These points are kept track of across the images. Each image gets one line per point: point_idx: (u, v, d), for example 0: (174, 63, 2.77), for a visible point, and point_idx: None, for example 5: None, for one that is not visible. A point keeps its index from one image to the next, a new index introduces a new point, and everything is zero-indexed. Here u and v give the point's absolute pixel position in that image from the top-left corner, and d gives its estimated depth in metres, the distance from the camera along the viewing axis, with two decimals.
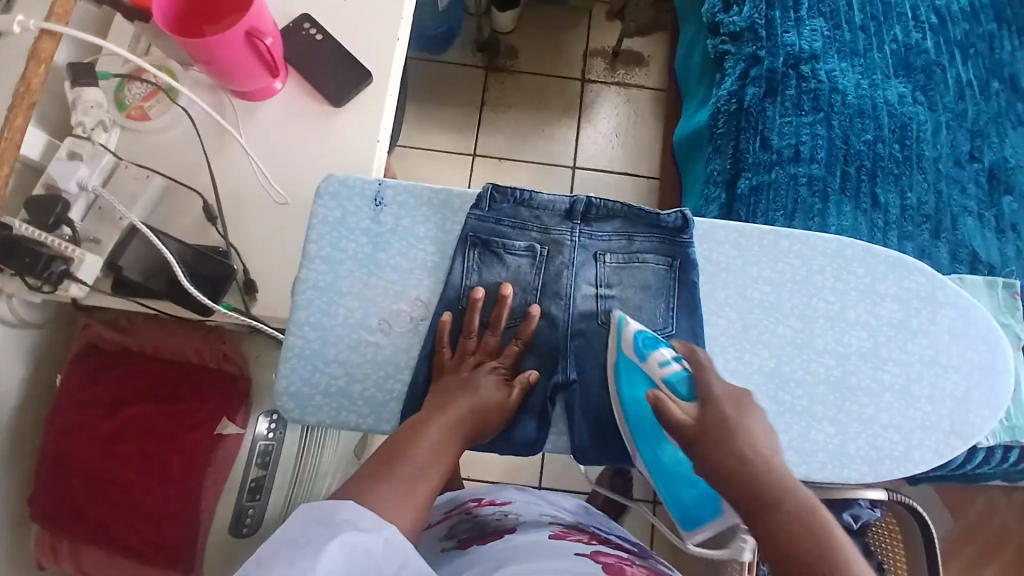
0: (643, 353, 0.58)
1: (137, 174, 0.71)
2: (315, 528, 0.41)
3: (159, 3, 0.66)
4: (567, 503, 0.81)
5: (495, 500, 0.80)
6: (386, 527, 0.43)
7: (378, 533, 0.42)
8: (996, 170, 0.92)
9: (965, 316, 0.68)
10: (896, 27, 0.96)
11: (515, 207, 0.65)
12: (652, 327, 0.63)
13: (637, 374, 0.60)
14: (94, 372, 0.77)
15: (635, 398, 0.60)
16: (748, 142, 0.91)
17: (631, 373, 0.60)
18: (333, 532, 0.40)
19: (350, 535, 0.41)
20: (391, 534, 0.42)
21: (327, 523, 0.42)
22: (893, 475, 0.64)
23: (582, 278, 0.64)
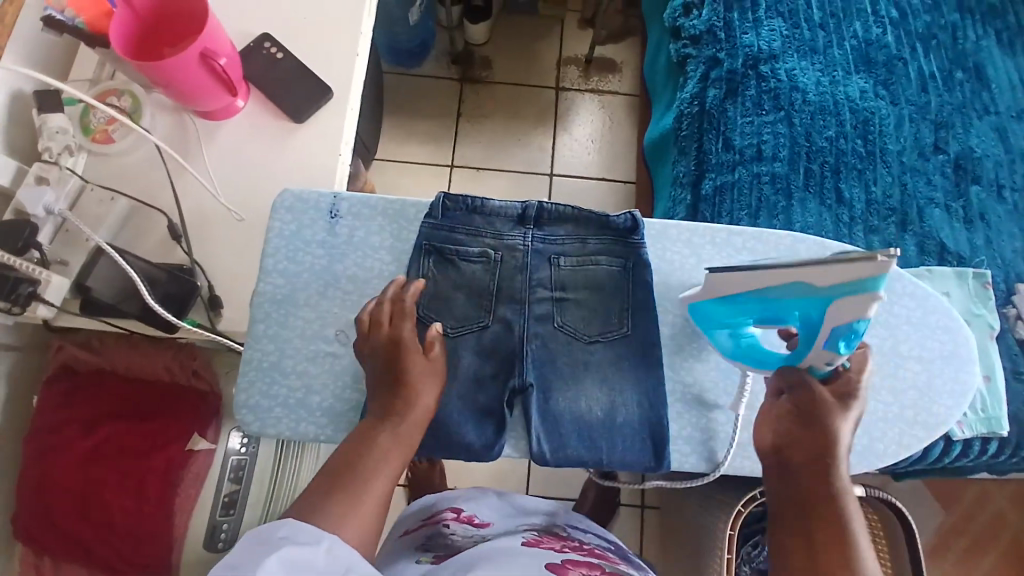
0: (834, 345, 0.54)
1: (103, 196, 0.73)
2: (257, 545, 0.42)
3: (116, 28, 0.68)
4: (545, 513, 0.82)
5: (472, 516, 0.80)
6: (327, 536, 0.44)
7: (319, 542, 0.43)
8: (961, 161, 0.92)
9: (923, 305, 0.68)
10: (856, 23, 0.97)
11: (468, 214, 0.66)
12: (607, 327, 0.64)
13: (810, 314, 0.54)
14: (67, 394, 0.78)
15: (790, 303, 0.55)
16: (711, 143, 0.92)
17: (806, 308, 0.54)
18: (272, 547, 0.42)
19: (289, 548, 0.42)
20: (331, 541, 0.44)
21: (269, 538, 0.43)
22: (855, 468, 0.64)
23: (537, 282, 0.65)
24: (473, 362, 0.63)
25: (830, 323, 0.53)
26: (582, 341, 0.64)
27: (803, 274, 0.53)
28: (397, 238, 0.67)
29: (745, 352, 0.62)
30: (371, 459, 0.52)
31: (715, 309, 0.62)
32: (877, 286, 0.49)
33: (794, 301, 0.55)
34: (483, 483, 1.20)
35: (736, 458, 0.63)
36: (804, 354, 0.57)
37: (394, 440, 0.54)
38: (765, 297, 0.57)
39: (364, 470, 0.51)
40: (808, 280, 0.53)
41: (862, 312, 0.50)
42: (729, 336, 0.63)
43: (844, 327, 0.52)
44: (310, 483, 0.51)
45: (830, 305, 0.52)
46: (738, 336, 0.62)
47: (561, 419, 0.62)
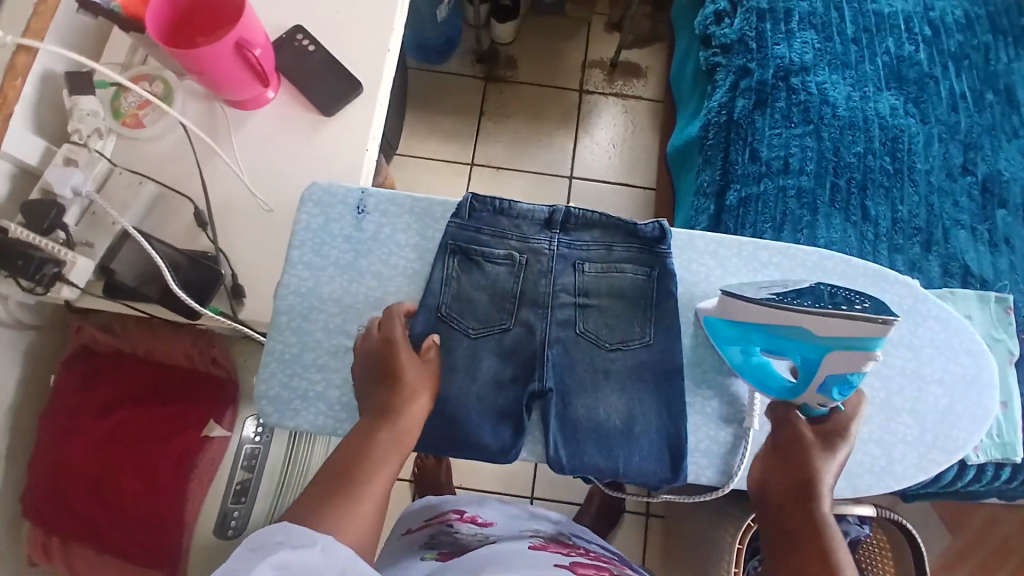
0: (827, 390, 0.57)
1: (130, 181, 0.74)
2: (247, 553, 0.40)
3: (152, 15, 0.68)
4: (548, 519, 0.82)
5: (476, 516, 0.80)
6: (320, 536, 0.44)
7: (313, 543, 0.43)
8: (990, 183, 0.91)
9: (947, 328, 0.67)
10: (889, 39, 0.96)
11: (495, 216, 0.66)
12: (629, 336, 0.64)
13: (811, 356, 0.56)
14: (86, 375, 0.78)
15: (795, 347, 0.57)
16: (738, 153, 0.92)
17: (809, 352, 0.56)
18: (265, 552, 0.40)
19: (284, 553, 0.41)
20: (326, 542, 0.43)
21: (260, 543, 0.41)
22: (872, 490, 0.63)
23: (562, 288, 0.64)
24: (493, 364, 0.63)
25: (826, 371, 0.56)
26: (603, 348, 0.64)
27: (814, 321, 0.55)
28: (422, 236, 0.67)
29: (751, 370, 0.62)
30: (390, 458, 0.52)
31: (725, 328, 0.62)
32: (873, 346, 0.54)
33: (799, 343, 0.57)
34: (489, 483, 1.20)
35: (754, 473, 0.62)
36: (800, 392, 0.58)
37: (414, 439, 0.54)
38: (776, 333, 0.58)
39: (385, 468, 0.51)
40: (813, 327, 0.55)
41: (853, 366, 0.55)
42: (740, 351, 0.63)
43: (838, 377, 0.55)
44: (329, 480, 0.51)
45: (828, 355, 0.55)
46: (746, 356, 0.62)
47: (579, 425, 0.62)
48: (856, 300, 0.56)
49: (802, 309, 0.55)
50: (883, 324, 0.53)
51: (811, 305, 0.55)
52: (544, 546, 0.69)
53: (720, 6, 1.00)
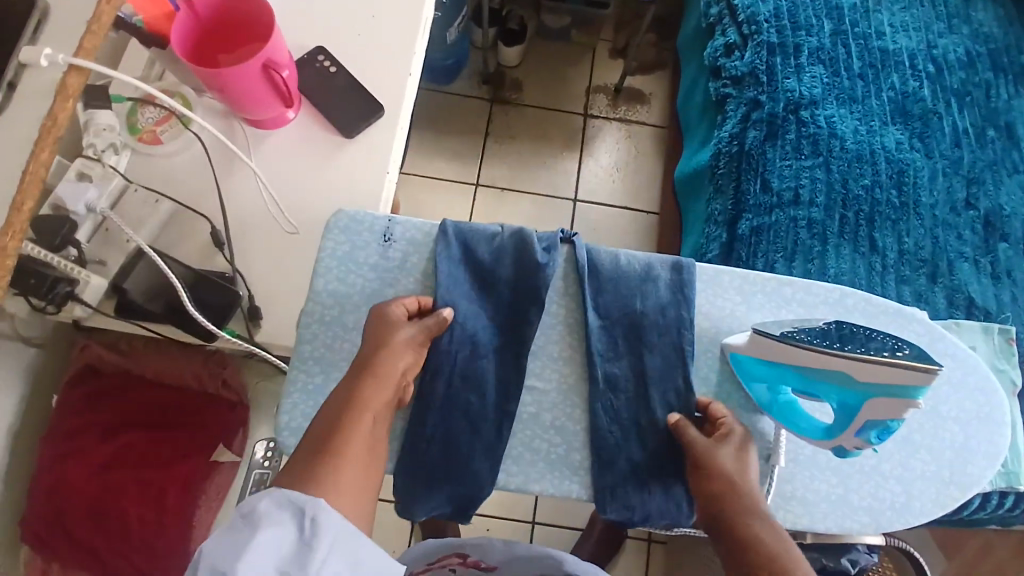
0: (866, 432, 0.58)
1: (145, 199, 0.72)
2: (236, 528, 0.42)
3: (177, 31, 0.68)
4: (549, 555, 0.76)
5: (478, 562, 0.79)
6: (310, 503, 0.44)
7: (302, 516, 0.43)
8: (991, 218, 0.93)
9: (962, 365, 0.69)
10: (894, 76, 0.99)
11: (531, 259, 0.67)
12: (667, 380, 0.65)
13: (850, 398, 0.57)
14: (92, 398, 0.76)
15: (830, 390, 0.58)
16: (749, 183, 0.93)
17: (846, 395, 0.57)
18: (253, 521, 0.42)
19: (267, 527, 0.42)
20: (316, 506, 0.44)
21: (247, 520, 0.42)
22: (894, 525, 0.64)
23: (594, 331, 0.66)
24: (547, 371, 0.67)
25: (865, 416, 0.57)
26: (635, 383, 0.65)
27: (858, 365, 0.56)
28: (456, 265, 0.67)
29: (779, 409, 0.63)
30: None
31: (754, 366, 0.63)
32: (915, 395, 0.55)
33: (836, 388, 0.58)
34: (490, 508, 1.19)
35: (777, 512, 0.63)
36: (837, 435, 0.59)
37: None
38: (811, 376, 0.59)
39: None
40: (856, 372, 0.56)
41: (893, 412, 0.56)
42: (766, 389, 0.64)
43: (879, 422, 0.57)
44: None
45: (868, 401, 0.56)
46: (772, 393, 0.63)
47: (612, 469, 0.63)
48: (898, 348, 0.57)
49: (839, 353, 0.56)
50: (927, 372, 0.54)
51: (835, 348, 0.57)
52: None
53: (731, 40, 1.03)
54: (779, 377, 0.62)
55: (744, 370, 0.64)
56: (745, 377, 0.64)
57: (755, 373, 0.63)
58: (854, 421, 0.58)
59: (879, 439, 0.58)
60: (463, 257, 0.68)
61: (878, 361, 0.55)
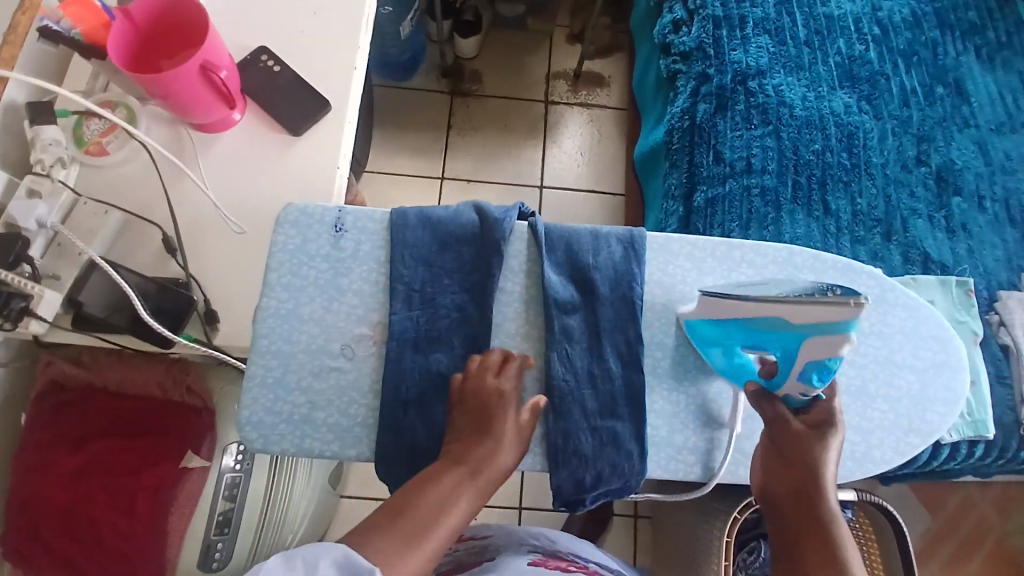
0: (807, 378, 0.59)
1: (95, 210, 0.72)
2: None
3: (114, 42, 0.67)
4: (544, 534, 0.79)
5: (472, 536, 0.80)
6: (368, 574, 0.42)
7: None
8: (943, 173, 0.95)
9: (916, 315, 0.70)
10: (839, 40, 1.00)
11: (490, 227, 0.67)
12: (628, 345, 0.66)
13: (789, 340, 0.58)
14: (54, 412, 0.75)
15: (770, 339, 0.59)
16: (702, 156, 0.94)
17: (783, 338, 0.58)
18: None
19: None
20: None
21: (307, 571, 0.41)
22: (856, 475, 0.66)
23: (551, 296, 0.66)
24: (509, 345, 0.66)
25: (804, 358, 0.58)
26: (597, 347, 0.65)
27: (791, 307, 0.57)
28: (413, 241, 0.67)
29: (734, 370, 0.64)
30: None
31: (707, 328, 0.64)
32: (846, 329, 0.56)
33: (776, 334, 0.59)
34: None
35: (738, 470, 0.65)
36: (782, 383, 0.61)
37: None
38: (753, 327, 0.60)
39: None
40: (788, 316, 0.57)
41: (830, 351, 0.57)
42: (722, 354, 0.64)
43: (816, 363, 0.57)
44: None
45: (805, 342, 0.57)
46: (720, 352, 0.64)
47: (577, 441, 0.63)
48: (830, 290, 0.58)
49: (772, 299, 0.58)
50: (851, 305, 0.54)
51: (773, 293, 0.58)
52: (544, 563, 0.69)
53: (678, 15, 1.04)
54: (724, 337, 0.63)
55: (696, 334, 0.65)
56: (698, 340, 0.65)
57: (708, 335, 0.64)
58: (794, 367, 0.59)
59: (823, 381, 0.59)
60: (423, 233, 0.67)
61: (800, 300, 0.56)
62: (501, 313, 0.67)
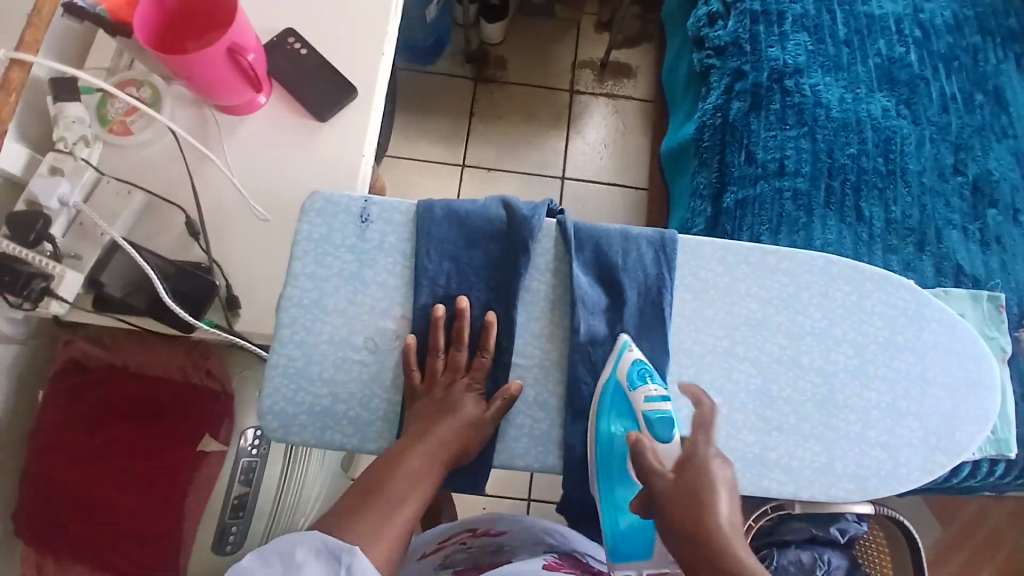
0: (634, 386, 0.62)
1: (118, 190, 0.71)
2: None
3: (140, 19, 0.66)
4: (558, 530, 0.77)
5: (489, 530, 0.77)
6: (344, 551, 0.46)
7: (338, 564, 0.46)
8: (980, 184, 0.92)
9: (951, 330, 0.68)
10: (880, 40, 0.97)
11: (518, 224, 0.66)
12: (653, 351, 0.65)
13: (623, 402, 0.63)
14: (76, 390, 0.75)
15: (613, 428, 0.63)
16: (734, 156, 0.92)
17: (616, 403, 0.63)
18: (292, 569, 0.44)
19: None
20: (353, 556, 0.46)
21: (285, 566, 0.44)
22: (881, 492, 0.64)
23: (579, 298, 0.65)
24: (534, 345, 0.65)
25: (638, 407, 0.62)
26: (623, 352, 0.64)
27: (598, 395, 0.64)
28: (440, 235, 0.65)
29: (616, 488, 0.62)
30: None
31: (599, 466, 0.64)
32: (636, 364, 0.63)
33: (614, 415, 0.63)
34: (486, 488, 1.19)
35: (762, 481, 0.63)
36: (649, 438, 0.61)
37: None
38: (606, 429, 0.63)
39: None
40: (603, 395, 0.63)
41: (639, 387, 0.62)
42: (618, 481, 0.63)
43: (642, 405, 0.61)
44: None
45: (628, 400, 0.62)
46: (613, 484, 0.63)
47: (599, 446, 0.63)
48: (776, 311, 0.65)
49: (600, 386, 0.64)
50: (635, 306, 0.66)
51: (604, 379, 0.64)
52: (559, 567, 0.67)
53: (714, 8, 1.01)
54: (603, 450, 0.63)
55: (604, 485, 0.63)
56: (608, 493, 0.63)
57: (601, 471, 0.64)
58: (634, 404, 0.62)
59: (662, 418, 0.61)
60: (450, 227, 0.66)
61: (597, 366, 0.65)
62: (526, 312, 0.65)
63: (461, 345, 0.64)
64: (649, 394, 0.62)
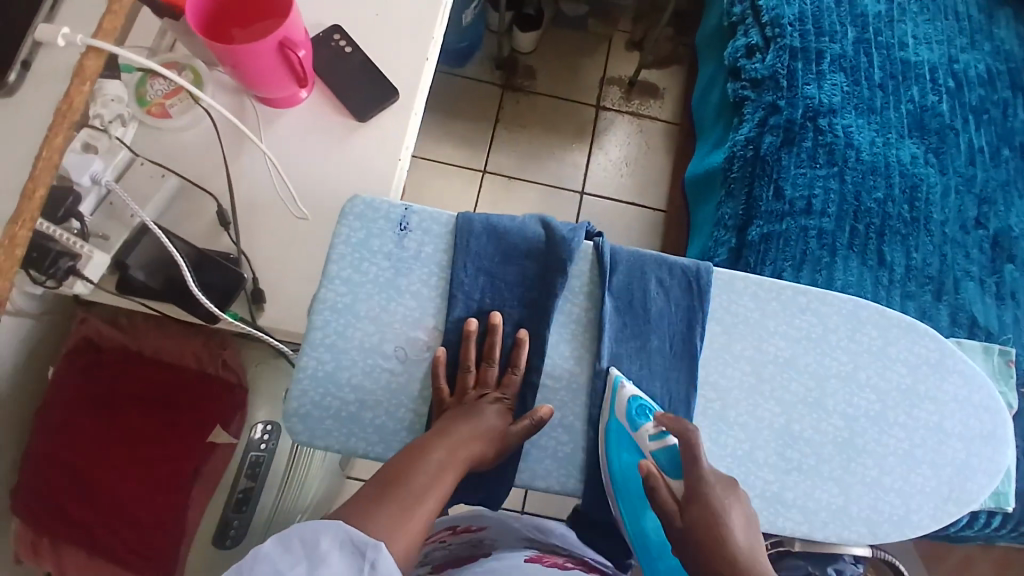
0: (634, 423, 0.62)
1: (151, 172, 0.70)
2: (296, 569, 0.40)
3: (192, 5, 0.65)
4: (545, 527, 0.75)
5: (469, 527, 0.78)
6: (371, 547, 0.42)
7: (361, 561, 0.42)
8: (1000, 238, 0.93)
9: (970, 384, 0.68)
10: (914, 87, 0.98)
11: (556, 244, 0.67)
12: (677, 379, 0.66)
13: (624, 440, 0.62)
14: (87, 370, 0.74)
15: (619, 461, 0.62)
16: (762, 189, 0.93)
17: (617, 439, 0.63)
18: (313, 554, 0.41)
19: (327, 575, 0.40)
20: (378, 553, 0.42)
21: (308, 554, 0.41)
22: (890, 537, 0.65)
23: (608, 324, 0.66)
24: (560, 368, 0.66)
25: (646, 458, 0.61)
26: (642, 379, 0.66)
27: (599, 441, 0.64)
28: (477, 249, 0.67)
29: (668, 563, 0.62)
30: (426, 482, 0.52)
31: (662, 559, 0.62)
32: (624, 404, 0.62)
33: (630, 464, 0.63)
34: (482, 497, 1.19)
35: (777, 518, 0.64)
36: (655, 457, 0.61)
37: (446, 461, 0.55)
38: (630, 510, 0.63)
39: (411, 481, 0.52)
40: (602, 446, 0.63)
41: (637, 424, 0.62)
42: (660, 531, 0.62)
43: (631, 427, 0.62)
44: (357, 494, 0.51)
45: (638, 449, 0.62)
46: (637, 509, 0.63)
47: None
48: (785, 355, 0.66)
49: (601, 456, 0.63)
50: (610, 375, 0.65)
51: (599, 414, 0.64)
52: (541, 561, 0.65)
53: (753, 40, 1.01)
54: (627, 497, 0.63)
55: None
56: None
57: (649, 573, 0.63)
58: (636, 440, 0.62)
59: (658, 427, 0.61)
60: (488, 241, 0.67)
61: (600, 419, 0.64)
62: (557, 334, 0.66)
63: (493, 361, 0.64)
64: (648, 432, 0.61)
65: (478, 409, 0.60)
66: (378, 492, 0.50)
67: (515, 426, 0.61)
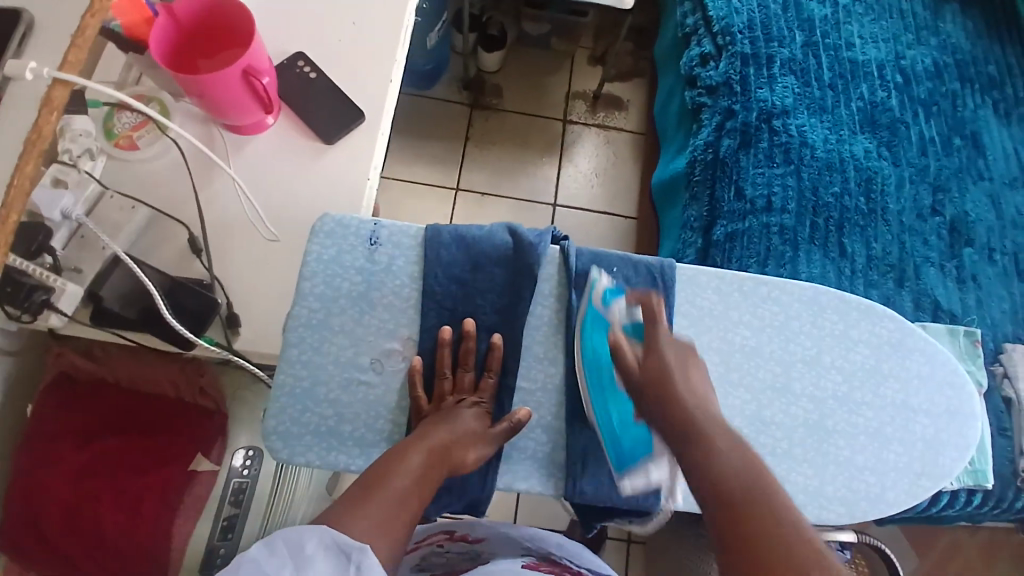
0: (609, 302, 0.68)
1: (122, 204, 0.70)
2: (282, 571, 0.40)
3: (156, 37, 0.66)
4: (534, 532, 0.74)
5: (466, 535, 0.76)
6: (356, 549, 0.43)
7: (347, 563, 0.43)
8: (956, 224, 0.97)
9: (932, 361, 0.71)
10: (863, 85, 1.02)
11: (524, 249, 0.69)
12: None
13: (599, 323, 0.67)
14: (64, 404, 0.74)
15: (592, 346, 0.67)
16: (724, 191, 0.96)
17: (592, 323, 0.67)
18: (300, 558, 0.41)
19: None
20: (364, 555, 0.43)
21: (293, 557, 0.41)
22: (868, 515, 0.67)
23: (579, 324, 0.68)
24: (533, 369, 0.68)
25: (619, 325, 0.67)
26: None
27: (574, 325, 0.68)
28: (448, 259, 0.69)
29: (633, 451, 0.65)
30: (407, 485, 0.53)
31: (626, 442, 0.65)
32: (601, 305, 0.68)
33: (601, 340, 0.67)
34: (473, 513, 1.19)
35: None
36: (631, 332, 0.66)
37: (426, 464, 0.56)
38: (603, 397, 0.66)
39: (391, 484, 0.53)
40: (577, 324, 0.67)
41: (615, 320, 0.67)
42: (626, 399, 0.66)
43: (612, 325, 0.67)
44: (339, 500, 0.51)
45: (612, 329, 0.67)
46: (609, 403, 0.66)
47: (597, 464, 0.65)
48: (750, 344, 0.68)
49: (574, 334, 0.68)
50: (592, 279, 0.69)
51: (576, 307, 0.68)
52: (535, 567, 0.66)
53: (706, 49, 1.05)
54: (595, 381, 0.66)
55: (614, 458, 0.65)
56: (621, 465, 0.65)
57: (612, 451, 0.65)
58: (610, 321, 0.67)
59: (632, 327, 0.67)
60: (458, 250, 0.69)
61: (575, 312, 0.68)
62: (530, 337, 0.68)
63: (468, 366, 0.66)
64: (621, 312, 0.67)
65: (456, 413, 0.62)
66: (359, 496, 0.51)
67: (494, 429, 0.63)
